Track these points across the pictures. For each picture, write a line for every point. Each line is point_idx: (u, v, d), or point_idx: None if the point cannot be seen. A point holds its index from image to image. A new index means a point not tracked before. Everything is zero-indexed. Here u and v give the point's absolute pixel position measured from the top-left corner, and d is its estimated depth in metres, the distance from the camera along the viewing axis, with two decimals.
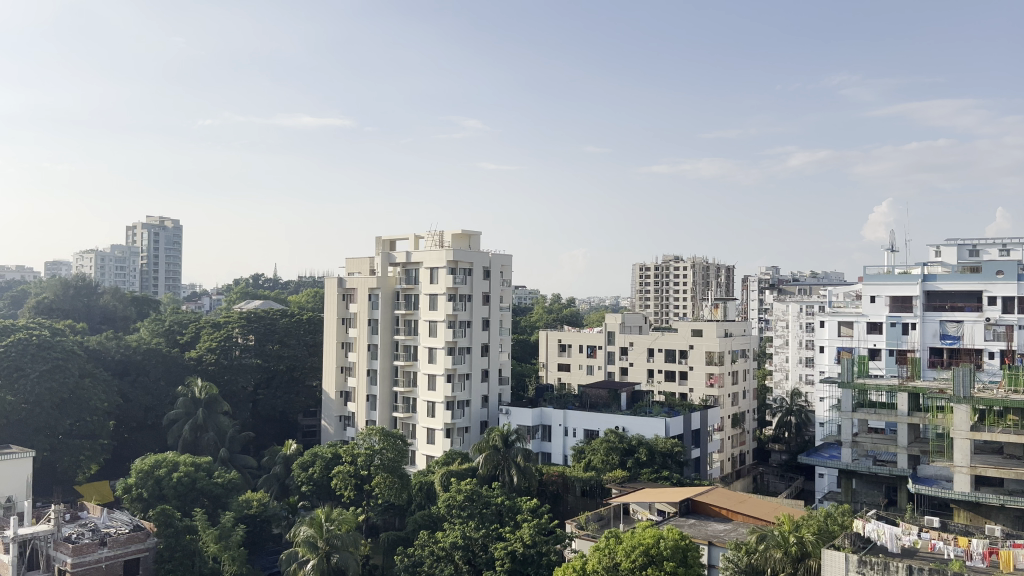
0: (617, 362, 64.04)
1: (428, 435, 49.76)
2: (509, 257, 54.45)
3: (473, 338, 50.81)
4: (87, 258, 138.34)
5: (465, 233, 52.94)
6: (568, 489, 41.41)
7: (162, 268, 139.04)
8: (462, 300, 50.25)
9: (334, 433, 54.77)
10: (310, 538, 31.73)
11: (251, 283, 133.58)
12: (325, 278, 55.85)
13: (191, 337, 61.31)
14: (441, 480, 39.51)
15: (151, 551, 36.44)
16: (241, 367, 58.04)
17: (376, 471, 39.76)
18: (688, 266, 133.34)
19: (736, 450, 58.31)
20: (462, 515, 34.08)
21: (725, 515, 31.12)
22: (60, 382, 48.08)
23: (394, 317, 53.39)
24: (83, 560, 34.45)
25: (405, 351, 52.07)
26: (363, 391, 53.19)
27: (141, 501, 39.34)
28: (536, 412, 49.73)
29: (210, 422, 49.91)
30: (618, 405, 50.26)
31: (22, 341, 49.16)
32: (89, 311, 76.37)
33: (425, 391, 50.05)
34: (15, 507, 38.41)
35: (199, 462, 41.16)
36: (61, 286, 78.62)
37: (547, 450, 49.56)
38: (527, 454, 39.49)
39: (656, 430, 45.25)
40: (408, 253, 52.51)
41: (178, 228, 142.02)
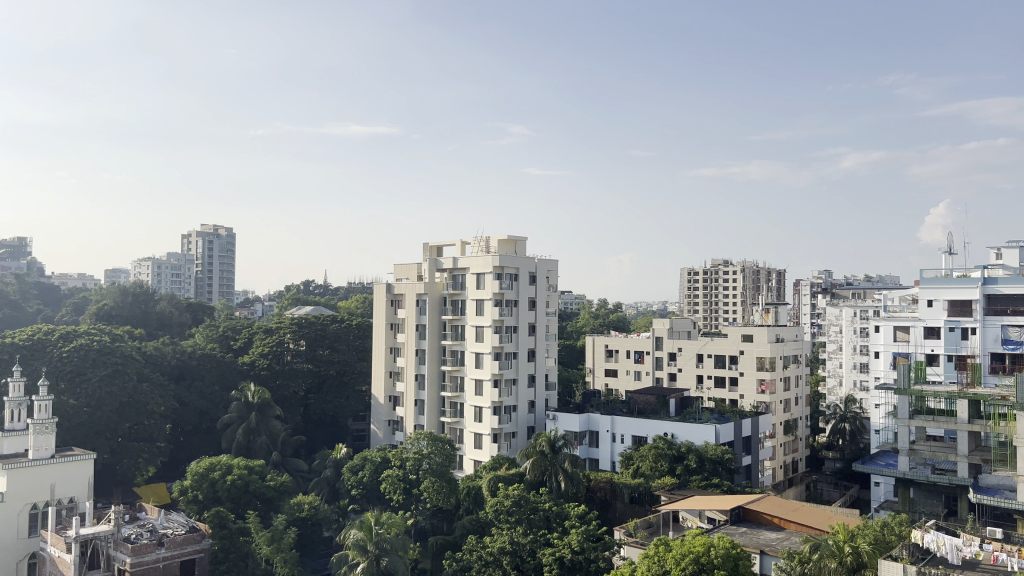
0: (665, 368, 63.43)
1: (476, 440, 49.86)
2: (556, 262, 54.38)
3: (520, 343, 50.78)
4: (144, 266, 142.54)
5: (511, 238, 53.10)
6: (616, 495, 40.90)
7: (216, 275, 141.92)
8: (508, 306, 50.33)
9: (383, 438, 55.32)
10: (359, 542, 32.03)
11: (301, 290, 135.99)
12: (373, 284, 56.45)
13: (245, 342, 62.61)
14: (488, 485, 39.07)
15: (206, 552, 37.27)
16: (292, 372, 59.14)
17: (424, 476, 40.11)
18: (737, 270, 131.57)
19: (788, 457, 57.52)
20: (511, 520, 34.10)
21: (778, 524, 30.53)
22: (120, 387, 49.42)
23: (442, 322, 53.72)
24: (142, 561, 35.28)
25: (452, 356, 52.37)
26: (411, 396, 53.60)
27: (196, 503, 40.17)
28: (584, 418, 49.46)
29: (263, 425, 50.68)
30: (667, 411, 49.74)
31: (84, 346, 50.51)
32: (147, 317, 78.45)
33: (472, 396, 50.26)
34: (77, 507, 39.59)
35: (252, 465, 41.88)
36: (120, 293, 80.79)
37: (595, 457, 49.34)
38: (574, 459, 39.32)
39: (706, 437, 44.68)
40: (455, 259, 52.76)
41: (231, 236, 145.29)
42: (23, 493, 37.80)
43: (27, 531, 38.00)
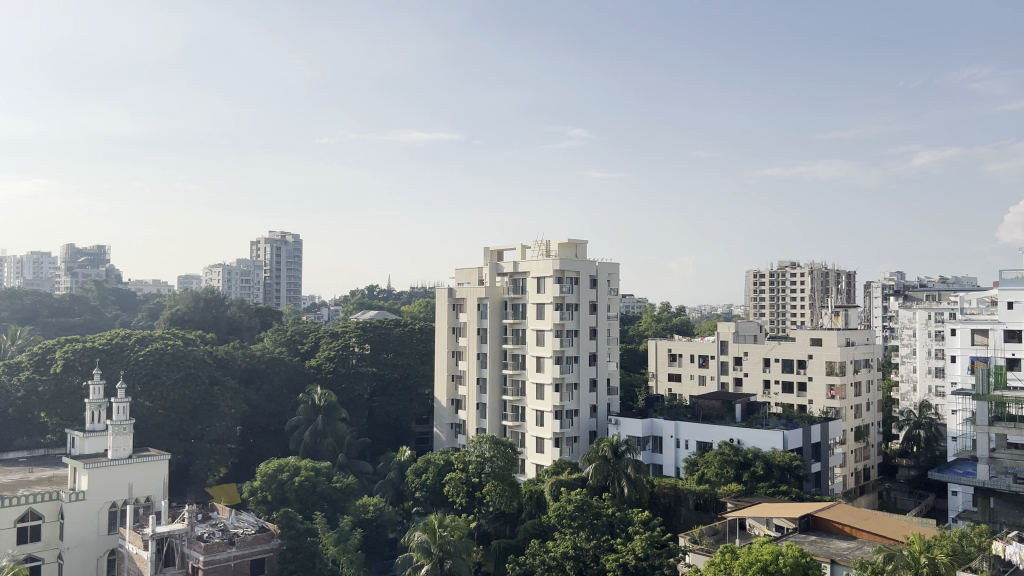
0: (731, 373, 62.40)
1: (537, 444, 49.87)
2: (617, 265, 54.04)
3: (581, 347, 50.54)
4: (215, 273, 146.76)
5: (572, 242, 52.99)
6: (680, 502, 40.37)
7: (283, 280, 145.35)
8: (569, 310, 50.16)
9: (446, 440, 55.83)
10: (424, 544, 32.27)
11: (366, 295, 138.17)
12: (435, 288, 57.04)
13: (311, 346, 63.99)
14: (550, 489, 38.94)
15: (275, 552, 38.18)
16: (357, 375, 60.04)
17: (486, 479, 40.21)
18: (805, 273, 128.44)
19: (859, 464, 55.95)
20: (573, 525, 33.94)
21: (849, 533, 29.66)
22: (192, 390, 51.01)
23: (503, 326, 53.84)
24: (214, 559, 36.15)
25: (514, 360, 52.43)
26: (473, 399, 53.95)
27: (265, 503, 41.33)
28: (647, 422, 48.98)
29: (329, 428, 51.64)
30: (732, 416, 48.83)
31: (158, 349, 52.17)
32: (218, 322, 80.74)
33: (533, 401, 50.24)
34: (153, 506, 41.00)
35: (319, 467, 42.72)
36: (192, 299, 81.78)
37: (659, 462, 48.76)
38: (637, 465, 38.86)
39: (773, 443, 43.74)
40: (515, 263, 52.84)
41: (298, 242, 148.77)
42: (102, 492, 39.26)
43: (107, 528, 39.49)
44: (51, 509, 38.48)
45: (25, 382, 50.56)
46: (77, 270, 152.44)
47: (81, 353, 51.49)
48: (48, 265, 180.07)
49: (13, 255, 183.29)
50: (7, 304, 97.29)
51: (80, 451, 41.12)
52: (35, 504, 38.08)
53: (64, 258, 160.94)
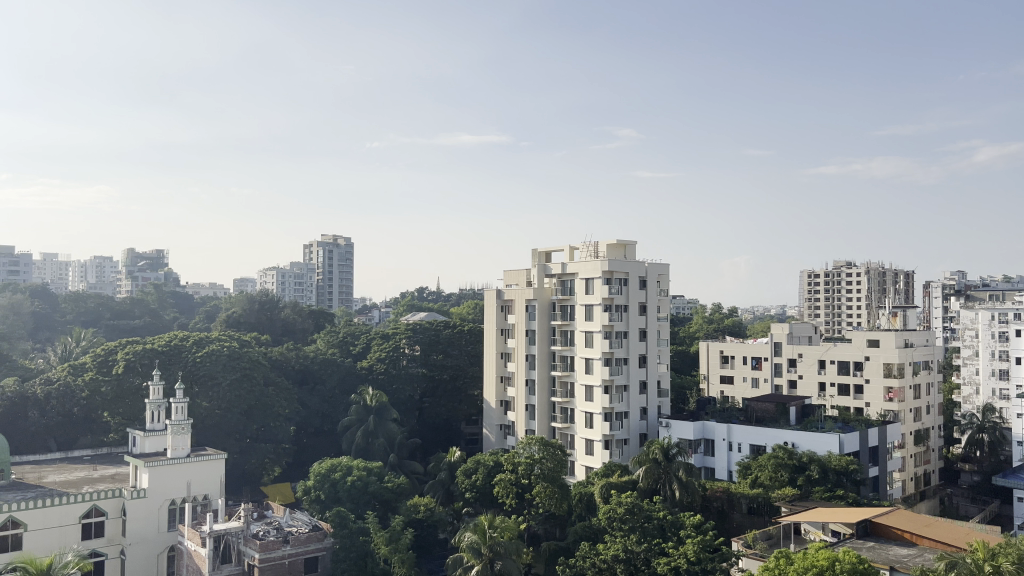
0: (785, 375, 61.31)
1: (587, 447, 49.66)
2: (667, 265, 53.57)
3: (631, 349, 50.20)
4: (269, 276, 149.65)
5: (620, 242, 52.64)
6: (733, 506, 39.71)
7: (335, 283, 147.43)
8: (618, 311, 49.87)
9: (495, 441, 56.02)
10: (474, 545, 32.42)
11: (416, 296, 139.40)
12: (484, 290, 57.25)
13: (363, 348, 64.72)
14: (600, 492, 38.77)
15: (328, 550, 38.73)
16: (408, 376, 60.40)
17: (536, 480, 40.17)
18: (862, 272, 125.51)
19: (919, 469, 54.54)
20: (623, 528, 33.60)
21: (909, 540, 28.89)
22: (248, 390, 52.14)
23: (551, 327, 53.74)
24: (269, 557, 36.83)
25: (562, 362, 52.28)
26: (522, 401, 53.95)
27: (319, 502, 41.92)
28: (698, 425, 48.40)
29: (380, 428, 52.13)
30: (786, 419, 47.97)
31: (215, 350, 53.43)
32: (273, 324, 82.37)
33: (583, 402, 50.05)
34: (210, 504, 41.95)
35: (371, 466, 43.20)
36: (247, 300, 84.38)
37: (711, 466, 48.13)
38: (689, 468, 38.45)
39: (829, 446, 42.88)
40: (564, 264, 52.73)
41: (349, 245, 150.68)
42: (161, 490, 40.34)
43: (166, 525, 40.50)
44: (113, 505, 39.57)
45: (89, 383, 52.30)
46: (137, 274, 157.15)
47: (141, 354, 52.92)
48: (110, 269, 185.57)
49: (77, 260, 189.32)
50: (72, 307, 100.82)
51: (140, 450, 42.31)
52: (98, 501, 39.16)
53: (125, 263, 165.74)
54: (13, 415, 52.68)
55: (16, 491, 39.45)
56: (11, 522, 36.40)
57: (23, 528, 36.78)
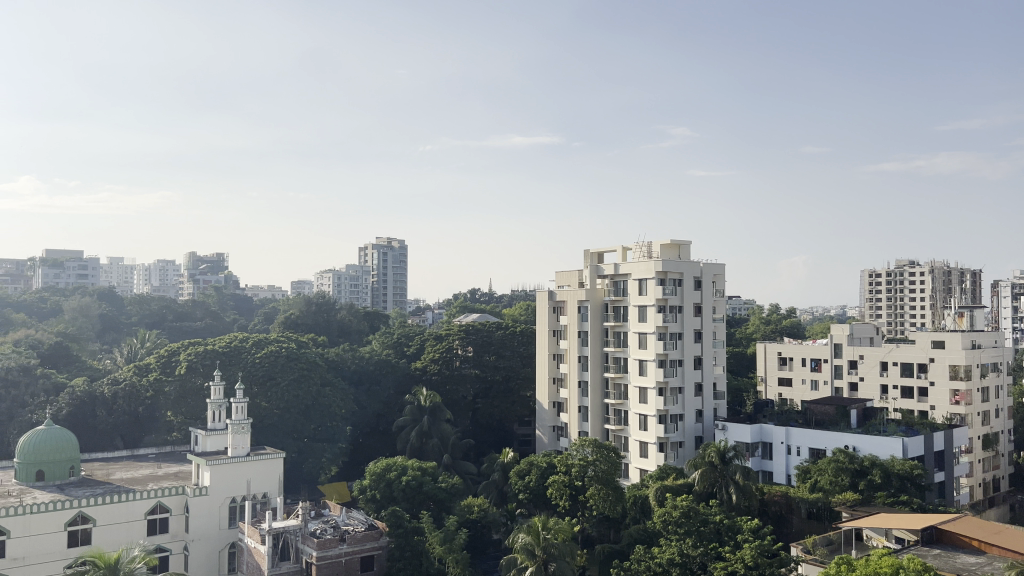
0: (845, 377, 59.85)
1: (641, 449, 49.28)
2: (722, 266, 52.82)
3: (686, 350, 49.64)
4: (326, 278, 152.50)
5: (675, 242, 52.09)
6: (792, 510, 38.92)
7: (390, 284, 149.10)
8: (672, 312, 49.37)
9: (548, 443, 55.96)
10: (527, 546, 32.39)
11: (469, 298, 139.98)
12: (536, 291, 57.25)
13: (417, 349, 65.44)
14: (655, 495, 38.37)
15: (383, 549, 39.10)
16: (461, 377, 60.89)
17: (590, 483, 39.97)
18: (926, 271, 121.72)
19: (988, 475, 52.85)
20: (679, 531, 33.26)
21: (977, 548, 27.92)
22: (305, 391, 53.20)
23: (604, 329, 53.43)
24: (327, 555, 37.37)
25: (615, 363, 51.92)
26: (575, 402, 53.81)
27: (375, 501, 42.36)
28: (756, 428, 47.54)
29: (434, 428, 52.53)
30: (847, 423, 46.90)
31: (274, 352, 54.79)
32: (329, 325, 83.74)
33: (637, 404, 49.69)
34: (270, 502, 42.79)
35: (425, 467, 43.55)
36: (305, 303, 85.81)
37: (769, 469, 47.27)
38: (746, 472, 37.79)
39: (892, 451, 41.74)
40: (617, 265, 52.41)
41: (404, 247, 152.21)
42: (222, 488, 41.27)
43: (227, 522, 41.42)
44: (177, 502, 40.67)
45: (153, 383, 53.96)
46: (199, 277, 161.70)
47: (203, 355, 54.39)
48: (173, 272, 191.48)
49: (142, 264, 195.14)
50: (137, 309, 104.14)
51: (202, 448, 43.42)
52: (162, 497, 40.32)
53: (187, 265, 170.69)
54: (82, 413, 54.71)
55: (86, 487, 40.93)
56: (80, 518, 37.86)
57: (92, 523, 38.20)
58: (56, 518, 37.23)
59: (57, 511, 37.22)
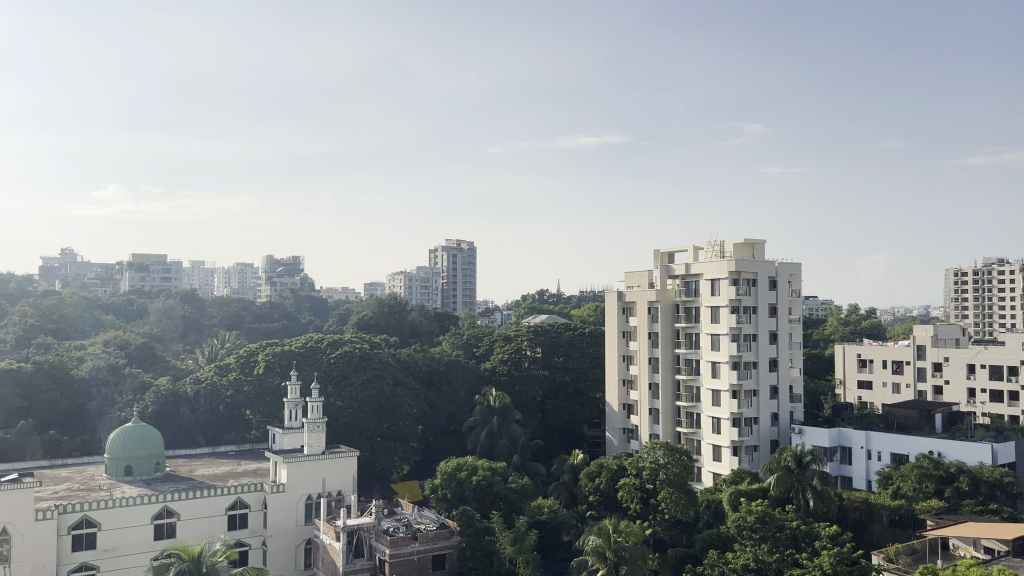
0: (929, 380, 57.85)
1: (714, 452, 48.48)
2: (798, 265, 51.53)
3: (760, 352, 48.62)
4: (397, 281, 155.07)
5: (748, 241, 51.10)
6: (873, 517, 37.54)
7: (459, 286, 150.45)
8: (746, 313, 48.42)
9: (619, 445, 55.55)
10: (599, 548, 32.26)
11: (539, 299, 140.09)
12: (605, 292, 56.90)
13: (486, 349, 65.98)
14: (729, 499, 37.65)
15: (455, 549, 39.47)
16: (530, 378, 61.03)
17: (662, 486, 39.54)
18: (1017, 270, 116.15)
19: None
20: (754, 537, 32.58)
21: None
22: (378, 391, 54.10)
23: (675, 330, 52.73)
24: (400, 552, 37.93)
25: (687, 365, 51.22)
26: (646, 404, 53.30)
27: (446, 501, 42.84)
28: (834, 432, 46.20)
29: (504, 429, 52.83)
30: (931, 427, 45.30)
31: (347, 353, 56.21)
32: (401, 326, 85.10)
33: (710, 407, 48.92)
34: (344, 499, 43.65)
35: (496, 467, 43.73)
36: (377, 304, 87.51)
37: (848, 475, 45.90)
38: (824, 477, 36.73)
39: (981, 457, 39.98)
40: (688, 265, 51.67)
41: (473, 249, 153.29)
42: (299, 485, 42.31)
43: (304, 519, 42.43)
44: (255, 499, 41.91)
45: (233, 382, 55.75)
46: (276, 279, 166.41)
47: (280, 357, 56.28)
48: (251, 275, 197.66)
49: (222, 267, 201.66)
50: (218, 311, 107.80)
51: (280, 446, 44.57)
52: (242, 494, 41.57)
53: (265, 268, 175.99)
54: (167, 411, 56.90)
55: (171, 482, 42.52)
56: (165, 512, 39.38)
57: (177, 518, 39.67)
58: (142, 512, 38.82)
59: (144, 506, 38.84)
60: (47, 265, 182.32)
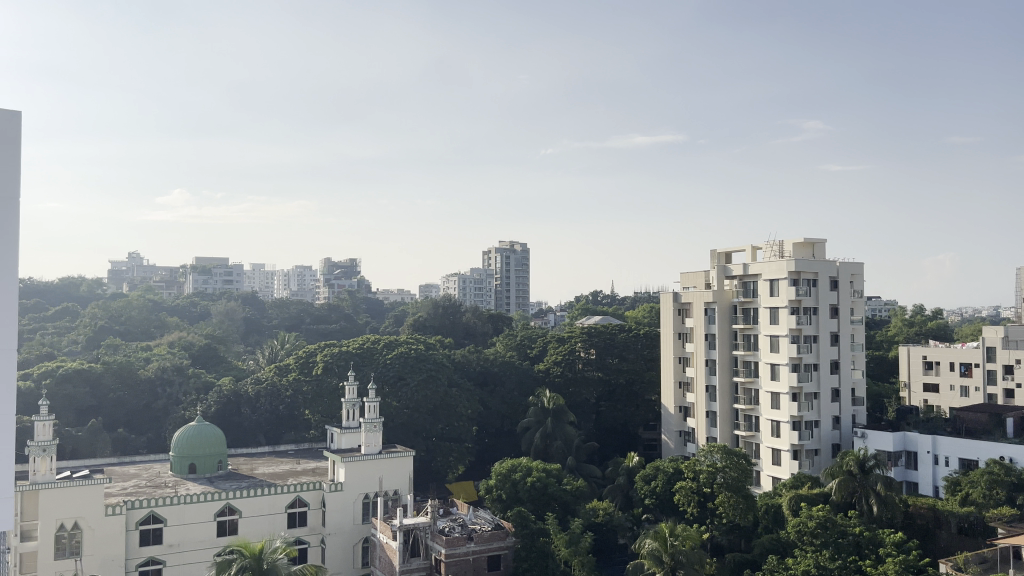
0: (1001, 383, 55.44)
1: (774, 456, 47.63)
2: (861, 265, 50.26)
3: (821, 354, 47.57)
4: (451, 282, 156.18)
5: (808, 241, 50.10)
6: (940, 524, 36.51)
7: (512, 288, 150.76)
8: (806, 314, 47.45)
9: (675, 448, 54.96)
10: (655, 552, 32.04)
11: (593, 300, 139.52)
12: (661, 293, 56.38)
13: (540, 351, 65.93)
14: (789, 504, 36.95)
15: (510, 550, 39.66)
16: (584, 380, 60.86)
17: (719, 489, 39.00)
18: None
19: None
20: (815, 543, 31.94)
21: None
22: (433, 391, 54.50)
23: (733, 332, 51.97)
24: (455, 552, 38.15)
25: (745, 367, 50.45)
26: (702, 407, 52.63)
27: (501, 501, 43.03)
28: (898, 436, 44.97)
29: (558, 430, 52.66)
30: (1002, 432, 43.77)
31: (403, 353, 56.71)
32: (455, 327, 85.66)
33: (769, 410, 48.09)
34: (401, 499, 44.11)
35: (550, 468, 43.62)
36: (432, 306, 88.38)
37: (913, 480, 44.62)
38: (888, 482, 35.74)
39: None
40: (746, 265, 50.87)
41: (526, 251, 153.40)
42: (357, 485, 42.91)
43: (361, 517, 43.03)
44: (314, 497, 42.64)
45: (292, 383, 56.84)
46: (333, 281, 169.28)
47: (337, 357, 57.01)
48: (310, 277, 201.39)
49: (280, 270, 205.87)
50: (278, 312, 110.14)
51: (338, 445, 45.24)
52: (301, 492, 42.36)
53: (322, 271, 179.10)
54: (229, 411, 58.68)
55: (233, 480, 43.53)
56: (228, 509, 40.30)
57: (238, 515, 40.56)
58: (206, 509, 39.83)
59: (207, 503, 39.83)
60: (114, 269, 188.79)
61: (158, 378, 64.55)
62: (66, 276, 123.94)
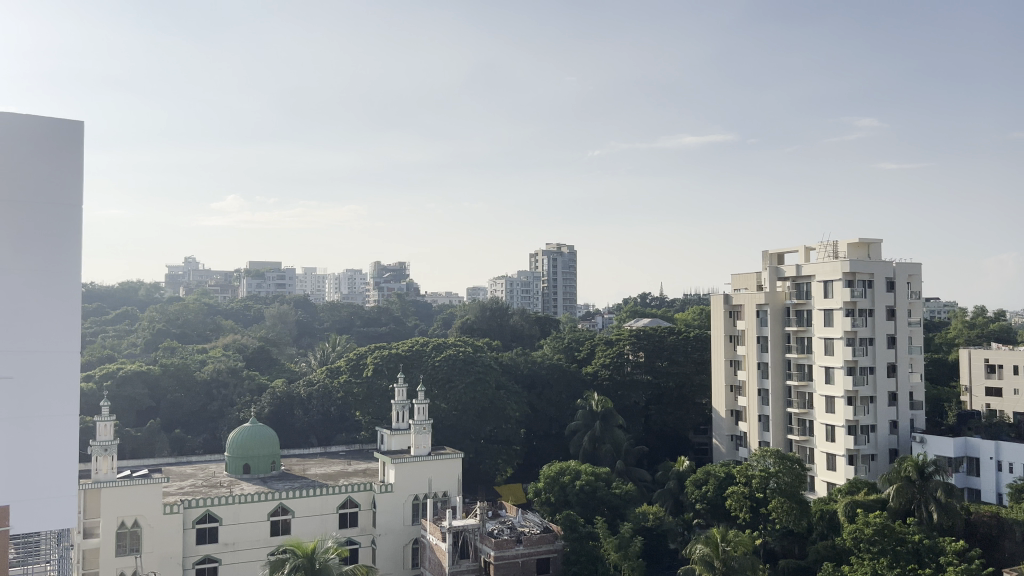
0: None
1: (828, 462, 46.66)
2: (919, 265, 48.95)
3: (877, 357, 46.46)
4: (498, 284, 156.66)
5: (864, 241, 48.98)
6: (1004, 533, 35.24)
7: (560, 291, 150.59)
8: (862, 316, 46.37)
9: (726, 452, 54.22)
10: (706, 557, 31.64)
11: (641, 302, 138.63)
12: (711, 295, 55.68)
13: (587, 353, 65.63)
14: (844, 510, 36.13)
15: (559, 553, 39.63)
16: (633, 383, 60.55)
17: (772, 495, 38.28)
18: None
19: None
20: (871, 550, 31.12)
21: None
22: (482, 393, 54.63)
23: (786, 334, 51.07)
24: (504, 555, 38.26)
25: (799, 370, 49.53)
26: (754, 411, 51.82)
27: (549, 504, 43.00)
28: (959, 441, 43.72)
29: (607, 433, 52.31)
30: None
31: (451, 355, 56.90)
32: (503, 330, 85.78)
33: (823, 414, 47.13)
34: (450, 500, 44.39)
35: (599, 472, 43.37)
36: (480, 308, 88.77)
37: (975, 486, 43.32)
38: (949, 488, 34.69)
39: None
40: (799, 266, 49.95)
41: (573, 253, 153.06)
42: (407, 486, 43.26)
43: (410, 519, 43.35)
44: (365, 498, 43.13)
45: (343, 385, 57.57)
46: (382, 284, 171.22)
47: (386, 359, 57.54)
48: (360, 281, 204.08)
49: (331, 274, 208.93)
50: (329, 315, 111.80)
51: (388, 447, 45.69)
52: (352, 493, 42.88)
53: (372, 274, 181.32)
54: (283, 412, 59.76)
55: (285, 480, 44.27)
56: (280, 509, 40.98)
57: (291, 515, 41.22)
58: (260, 509, 40.59)
59: (260, 503, 40.56)
60: (172, 274, 193.49)
61: (213, 380, 66.00)
62: (127, 281, 127.53)
